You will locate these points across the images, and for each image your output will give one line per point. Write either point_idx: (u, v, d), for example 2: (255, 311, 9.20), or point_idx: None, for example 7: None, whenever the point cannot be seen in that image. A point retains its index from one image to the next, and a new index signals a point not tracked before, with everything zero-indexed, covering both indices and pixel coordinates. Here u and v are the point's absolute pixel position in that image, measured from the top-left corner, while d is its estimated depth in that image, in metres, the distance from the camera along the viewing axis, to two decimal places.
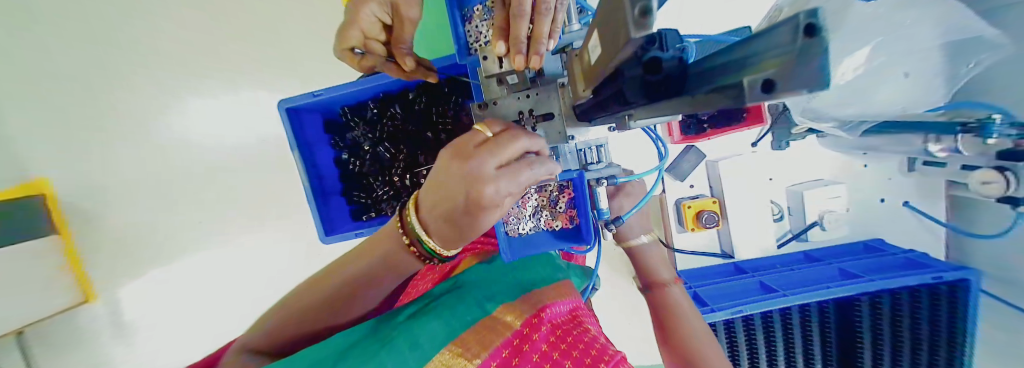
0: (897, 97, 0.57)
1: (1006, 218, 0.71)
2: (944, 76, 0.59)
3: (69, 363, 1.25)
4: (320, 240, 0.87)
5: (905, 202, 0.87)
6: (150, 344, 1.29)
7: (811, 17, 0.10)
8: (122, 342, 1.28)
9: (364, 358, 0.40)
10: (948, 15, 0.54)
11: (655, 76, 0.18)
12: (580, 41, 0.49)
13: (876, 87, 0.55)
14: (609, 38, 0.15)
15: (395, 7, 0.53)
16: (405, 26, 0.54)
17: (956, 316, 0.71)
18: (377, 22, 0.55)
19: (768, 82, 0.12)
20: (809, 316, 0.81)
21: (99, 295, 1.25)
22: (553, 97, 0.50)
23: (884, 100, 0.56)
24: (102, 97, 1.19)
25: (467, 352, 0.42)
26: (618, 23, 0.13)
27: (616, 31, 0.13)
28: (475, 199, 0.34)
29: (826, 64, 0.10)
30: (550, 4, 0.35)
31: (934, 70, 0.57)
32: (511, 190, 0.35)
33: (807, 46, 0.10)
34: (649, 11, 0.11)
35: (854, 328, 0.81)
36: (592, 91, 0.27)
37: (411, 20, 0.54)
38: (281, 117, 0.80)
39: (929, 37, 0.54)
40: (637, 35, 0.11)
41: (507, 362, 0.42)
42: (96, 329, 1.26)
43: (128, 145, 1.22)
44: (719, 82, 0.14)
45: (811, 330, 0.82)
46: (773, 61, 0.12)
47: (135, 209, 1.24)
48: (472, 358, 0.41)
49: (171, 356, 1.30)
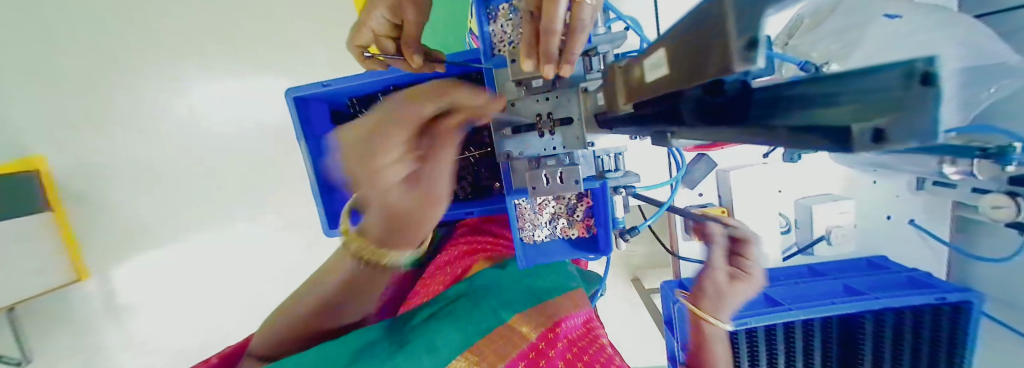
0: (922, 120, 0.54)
1: (1011, 243, 0.72)
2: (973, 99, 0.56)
3: (57, 341, 1.23)
4: (325, 232, 0.87)
5: (910, 221, 0.87)
6: (143, 325, 1.28)
7: (927, 65, 0.10)
8: (114, 322, 1.26)
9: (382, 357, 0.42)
10: (967, 35, 0.55)
11: (716, 98, 0.18)
12: (606, 44, 0.48)
13: None
14: (689, 60, 0.14)
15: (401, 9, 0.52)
16: (413, 27, 0.52)
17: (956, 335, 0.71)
18: (387, 23, 0.55)
19: (876, 131, 0.11)
20: (812, 330, 0.81)
21: (91, 275, 1.22)
22: (572, 101, 0.50)
23: None
24: (104, 74, 1.17)
25: (482, 361, 0.45)
26: (708, 44, 0.12)
27: (703, 53, 0.12)
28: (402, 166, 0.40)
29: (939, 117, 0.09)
30: (585, 22, 0.34)
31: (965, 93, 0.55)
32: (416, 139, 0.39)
33: (919, 96, 0.09)
34: (756, 43, 0.10)
35: (857, 346, 0.81)
36: (634, 104, 0.26)
37: (418, 20, 0.53)
38: (288, 106, 0.78)
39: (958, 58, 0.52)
40: (737, 69, 0.11)
41: None
42: (87, 309, 1.24)
43: (127, 123, 1.19)
44: (804, 120, 0.14)
45: (813, 344, 0.82)
46: (873, 104, 0.11)
47: (135, 190, 1.22)
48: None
49: (164, 338, 1.29)
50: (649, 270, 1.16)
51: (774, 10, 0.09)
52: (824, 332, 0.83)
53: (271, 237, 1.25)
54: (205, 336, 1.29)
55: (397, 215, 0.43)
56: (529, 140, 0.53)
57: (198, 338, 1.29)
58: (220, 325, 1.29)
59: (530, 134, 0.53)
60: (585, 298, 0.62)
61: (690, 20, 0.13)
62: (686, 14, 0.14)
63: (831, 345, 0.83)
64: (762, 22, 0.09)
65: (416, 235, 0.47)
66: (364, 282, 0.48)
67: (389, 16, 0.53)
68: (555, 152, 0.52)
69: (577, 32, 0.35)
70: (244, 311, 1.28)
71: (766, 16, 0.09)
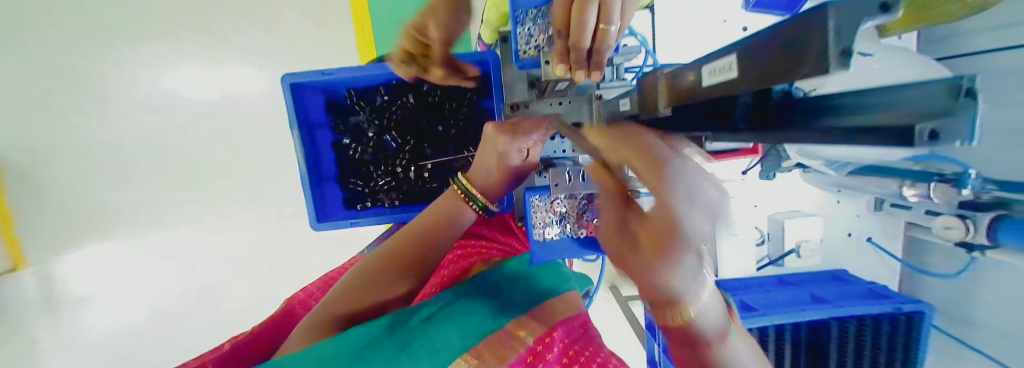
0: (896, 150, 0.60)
1: (958, 260, 0.81)
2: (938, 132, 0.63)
3: None
4: (310, 226, 0.82)
5: (867, 238, 0.95)
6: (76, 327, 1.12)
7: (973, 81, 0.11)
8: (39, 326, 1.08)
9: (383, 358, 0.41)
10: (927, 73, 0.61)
11: (764, 105, 0.21)
12: (623, 57, 0.53)
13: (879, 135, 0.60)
14: (775, 64, 0.15)
15: (428, 28, 0.58)
16: (439, 45, 0.60)
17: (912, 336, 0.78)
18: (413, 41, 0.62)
19: (932, 132, 0.12)
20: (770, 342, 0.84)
21: (30, 265, 1.06)
22: (582, 107, 0.52)
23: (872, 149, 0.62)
24: (56, 41, 1.04)
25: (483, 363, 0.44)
26: (796, 50, 0.14)
27: (793, 59, 0.14)
28: (507, 159, 0.51)
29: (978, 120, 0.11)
30: (612, 30, 0.34)
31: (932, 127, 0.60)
32: (533, 146, 0.50)
33: (958, 106, 0.12)
34: (847, 53, 0.12)
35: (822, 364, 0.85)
36: (676, 107, 0.28)
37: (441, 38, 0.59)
38: (284, 92, 0.75)
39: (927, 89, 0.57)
40: (829, 69, 0.12)
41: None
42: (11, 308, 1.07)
43: (83, 99, 1.08)
44: (859, 122, 0.15)
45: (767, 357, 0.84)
46: (923, 111, 0.13)
47: (96, 170, 1.10)
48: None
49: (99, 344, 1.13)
50: None
51: (870, 21, 0.11)
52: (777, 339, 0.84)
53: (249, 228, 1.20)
54: (156, 336, 1.18)
55: (503, 171, 0.53)
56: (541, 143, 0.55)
57: (147, 340, 1.17)
58: (181, 321, 1.20)
59: None
60: (578, 301, 0.64)
61: (778, 32, 0.15)
62: (771, 24, 0.16)
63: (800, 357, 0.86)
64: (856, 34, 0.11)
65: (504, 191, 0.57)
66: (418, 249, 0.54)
67: (416, 37, 0.61)
68: (564, 155, 0.56)
69: (605, 49, 0.35)
70: (213, 307, 1.22)
71: (864, 24, 0.11)
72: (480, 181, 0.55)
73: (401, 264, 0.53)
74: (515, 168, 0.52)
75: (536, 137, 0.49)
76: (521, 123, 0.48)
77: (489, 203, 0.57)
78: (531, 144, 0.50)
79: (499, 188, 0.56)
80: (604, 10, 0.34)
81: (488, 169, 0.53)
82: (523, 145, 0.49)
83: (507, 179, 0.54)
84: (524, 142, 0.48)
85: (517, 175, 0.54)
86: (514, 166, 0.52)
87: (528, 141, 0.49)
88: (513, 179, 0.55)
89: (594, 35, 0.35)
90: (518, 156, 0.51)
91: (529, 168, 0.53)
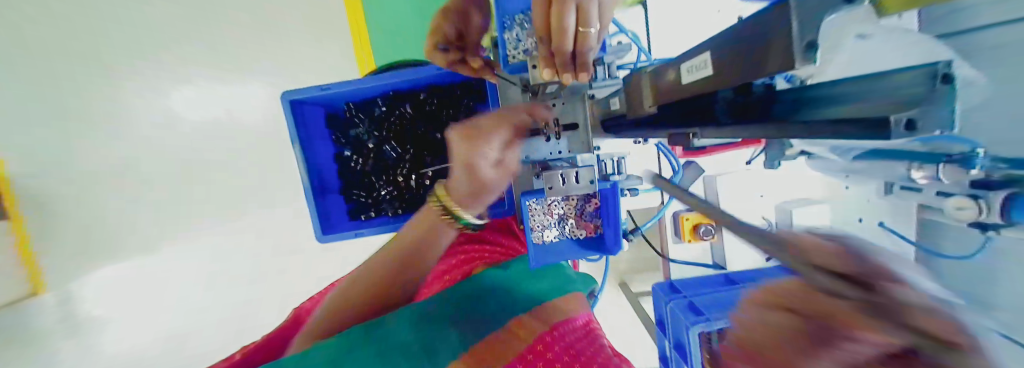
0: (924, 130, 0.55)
1: (974, 240, 0.80)
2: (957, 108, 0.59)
3: None
4: (316, 239, 0.84)
5: (881, 223, 0.90)
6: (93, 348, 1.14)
7: (948, 68, 0.11)
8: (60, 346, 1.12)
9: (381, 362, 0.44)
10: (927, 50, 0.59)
11: (742, 98, 0.21)
12: (615, 54, 0.53)
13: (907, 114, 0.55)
14: (748, 59, 0.15)
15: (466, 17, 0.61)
16: (474, 33, 0.61)
17: None
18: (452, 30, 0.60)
19: (908, 121, 0.12)
20: None
21: (48, 289, 1.11)
22: (577, 108, 0.53)
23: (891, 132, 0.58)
24: (72, 72, 1.10)
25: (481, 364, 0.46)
26: (766, 44, 0.14)
27: (764, 52, 0.14)
28: (476, 167, 0.46)
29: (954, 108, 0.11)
30: (591, 33, 0.34)
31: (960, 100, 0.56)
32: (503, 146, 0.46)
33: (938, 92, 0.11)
34: (814, 46, 0.12)
35: None
36: (658, 107, 0.28)
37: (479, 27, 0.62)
38: (284, 108, 0.76)
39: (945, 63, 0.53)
40: (796, 64, 0.12)
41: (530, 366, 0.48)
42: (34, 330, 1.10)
43: (95, 124, 1.12)
44: (837, 114, 0.15)
45: None
46: (901, 100, 0.12)
47: (111, 193, 1.14)
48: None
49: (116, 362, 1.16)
50: (638, 274, 1.19)
51: (836, 12, 0.11)
52: None
53: (255, 244, 1.21)
54: (168, 355, 1.19)
55: (477, 184, 0.48)
56: (535, 146, 0.54)
57: (160, 358, 1.18)
58: (188, 339, 1.19)
59: (536, 138, 0.53)
60: (583, 301, 0.63)
61: (749, 25, 0.15)
62: (742, 20, 0.16)
63: None
64: (821, 26, 0.11)
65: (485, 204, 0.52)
66: (405, 259, 0.53)
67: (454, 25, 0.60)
68: (561, 156, 0.54)
69: (586, 51, 0.35)
70: (220, 327, 1.20)
71: (825, 18, 0.11)
72: (456, 198, 0.50)
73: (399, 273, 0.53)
74: (489, 177, 0.47)
75: (503, 135, 0.46)
76: (483, 122, 0.46)
77: (470, 215, 0.51)
78: (498, 147, 0.46)
79: (479, 199, 0.51)
80: (583, 13, 0.34)
81: (460, 182, 0.48)
82: (490, 149, 0.45)
83: (485, 189, 0.50)
84: (493, 144, 0.45)
85: (496, 182, 0.49)
86: (490, 173, 0.47)
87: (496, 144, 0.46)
88: (493, 188, 0.50)
89: (575, 37, 0.35)
90: (490, 164, 0.47)
91: (504, 176, 0.49)
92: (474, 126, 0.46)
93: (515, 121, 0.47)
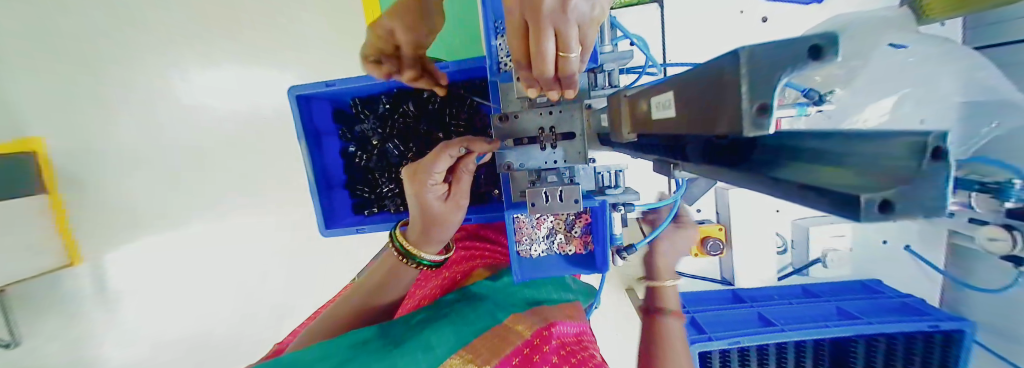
0: (868, 120, 0.75)
1: (1006, 274, 0.75)
2: (930, 111, 0.76)
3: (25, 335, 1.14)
4: (320, 232, 0.84)
5: (906, 246, 0.89)
6: (115, 322, 1.20)
7: (939, 140, 0.10)
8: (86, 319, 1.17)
9: (378, 357, 0.45)
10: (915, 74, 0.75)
11: (722, 141, 0.19)
12: (614, 63, 0.50)
13: (857, 109, 0.75)
14: (711, 109, 0.14)
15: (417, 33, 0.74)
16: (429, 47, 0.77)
17: (948, 349, 0.78)
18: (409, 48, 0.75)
19: (884, 202, 0.10)
20: (766, 356, 0.88)
21: (84, 260, 1.16)
22: (576, 117, 0.49)
23: (861, 119, 0.75)
24: (92, 55, 1.12)
25: (478, 358, 0.47)
26: (721, 94, 0.13)
27: (719, 106, 0.14)
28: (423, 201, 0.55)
29: (943, 186, 0.10)
30: (572, 60, 0.33)
31: (909, 111, 0.76)
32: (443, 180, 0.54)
33: (922, 170, 0.10)
34: (768, 110, 0.11)
35: None
36: (638, 134, 0.27)
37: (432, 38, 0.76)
38: (291, 104, 0.77)
39: (887, 79, 0.74)
40: (746, 131, 0.12)
41: (526, 359, 0.49)
42: (61, 303, 1.16)
43: (114, 107, 1.14)
44: (808, 176, 0.13)
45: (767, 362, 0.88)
46: (887, 172, 0.11)
47: (126, 176, 1.17)
48: (483, 363, 0.47)
49: (137, 337, 1.21)
50: None
51: (792, 75, 0.10)
52: (778, 351, 0.88)
53: (266, 231, 1.24)
54: (181, 333, 1.23)
55: (428, 216, 0.57)
56: (530, 153, 0.52)
57: (176, 336, 1.23)
58: (202, 320, 1.24)
59: (532, 146, 0.52)
60: (581, 311, 0.64)
61: (708, 77, 0.14)
62: (703, 64, 0.15)
63: (804, 359, 0.90)
64: (778, 89, 0.10)
65: (444, 237, 0.60)
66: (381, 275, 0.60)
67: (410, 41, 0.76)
68: (555, 165, 0.51)
69: (570, 76, 0.35)
70: (231, 309, 1.24)
71: (785, 79, 0.10)
72: (412, 234, 0.59)
73: (388, 286, 0.61)
74: (436, 208, 0.56)
75: (445, 169, 0.54)
76: (425, 159, 0.54)
77: (427, 254, 0.59)
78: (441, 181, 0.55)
79: (433, 235, 0.59)
80: (562, 38, 0.31)
81: (415, 220, 0.58)
82: (433, 181, 0.54)
83: (438, 220, 0.58)
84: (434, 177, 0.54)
85: (448, 214, 0.58)
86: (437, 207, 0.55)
87: (438, 178, 0.54)
88: (446, 221, 0.58)
89: (556, 63, 0.34)
90: (438, 196, 0.56)
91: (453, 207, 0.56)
92: (420, 162, 0.55)
93: (456, 156, 0.53)
